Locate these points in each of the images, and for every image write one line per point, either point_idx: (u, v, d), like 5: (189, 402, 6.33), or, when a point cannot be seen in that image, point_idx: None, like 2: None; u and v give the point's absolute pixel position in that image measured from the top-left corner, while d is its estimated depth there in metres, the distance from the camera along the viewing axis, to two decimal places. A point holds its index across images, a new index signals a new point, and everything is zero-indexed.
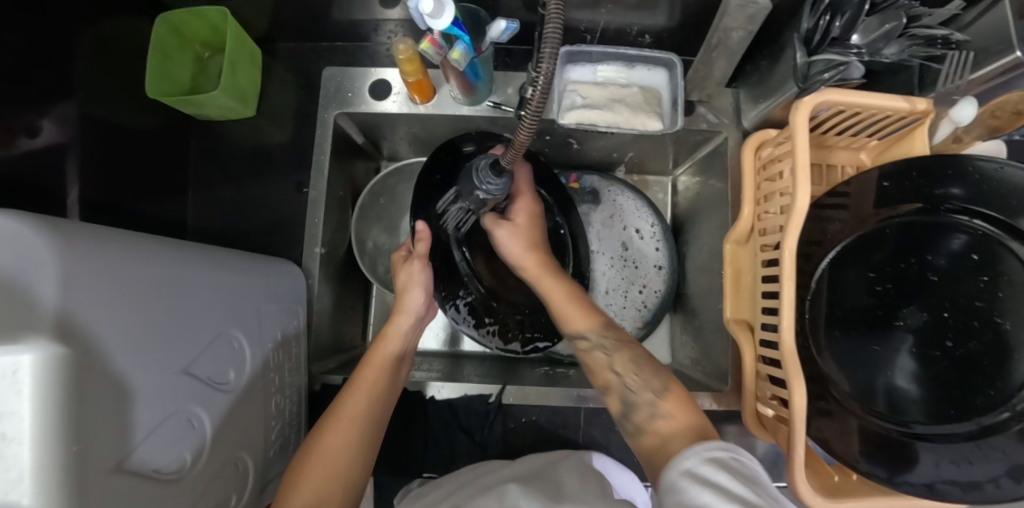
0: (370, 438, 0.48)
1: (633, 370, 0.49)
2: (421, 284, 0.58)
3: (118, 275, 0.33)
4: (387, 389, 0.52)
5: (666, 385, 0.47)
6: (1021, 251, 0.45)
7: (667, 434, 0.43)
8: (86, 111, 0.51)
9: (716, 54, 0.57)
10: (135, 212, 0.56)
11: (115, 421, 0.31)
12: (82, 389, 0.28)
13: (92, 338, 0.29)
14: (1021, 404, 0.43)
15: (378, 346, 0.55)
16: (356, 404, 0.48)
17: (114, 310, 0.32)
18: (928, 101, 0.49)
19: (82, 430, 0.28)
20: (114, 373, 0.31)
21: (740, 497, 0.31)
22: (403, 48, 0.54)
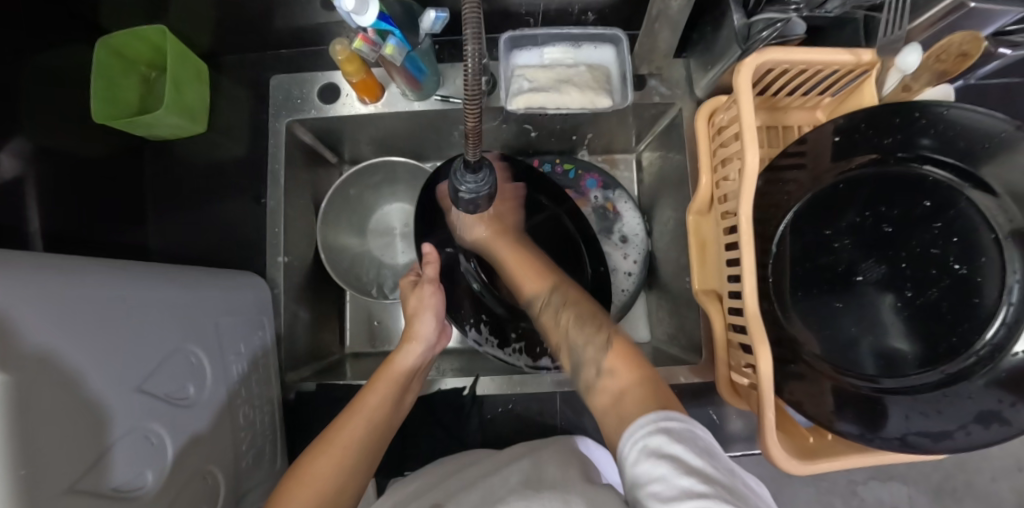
0: (361, 471, 0.45)
1: (575, 328, 0.53)
2: (432, 309, 0.58)
3: (58, 298, 0.33)
4: (388, 419, 0.50)
5: (608, 340, 0.49)
6: (976, 196, 0.44)
7: (614, 390, 0.42)
8: (37, 143, 0.51)
9: (658, 25, 0.57)
10: (95, 239, 0.56)
11: (67, 442, 0.31)
12: (28, 411, 0.28)
13: (36, 360, 0.29)
14: (984, 348, 0.43)
15: (381, 374, 0.53)
16: (352, 433, 0.47)
17: (55, 333, 0.32)
18: (872, 52, 0.48)
19: (30, 452, 0.28)
20: (60, 396, 0.31)
21: (697, 469, 0.30)
22: (340, 49, 0.53)
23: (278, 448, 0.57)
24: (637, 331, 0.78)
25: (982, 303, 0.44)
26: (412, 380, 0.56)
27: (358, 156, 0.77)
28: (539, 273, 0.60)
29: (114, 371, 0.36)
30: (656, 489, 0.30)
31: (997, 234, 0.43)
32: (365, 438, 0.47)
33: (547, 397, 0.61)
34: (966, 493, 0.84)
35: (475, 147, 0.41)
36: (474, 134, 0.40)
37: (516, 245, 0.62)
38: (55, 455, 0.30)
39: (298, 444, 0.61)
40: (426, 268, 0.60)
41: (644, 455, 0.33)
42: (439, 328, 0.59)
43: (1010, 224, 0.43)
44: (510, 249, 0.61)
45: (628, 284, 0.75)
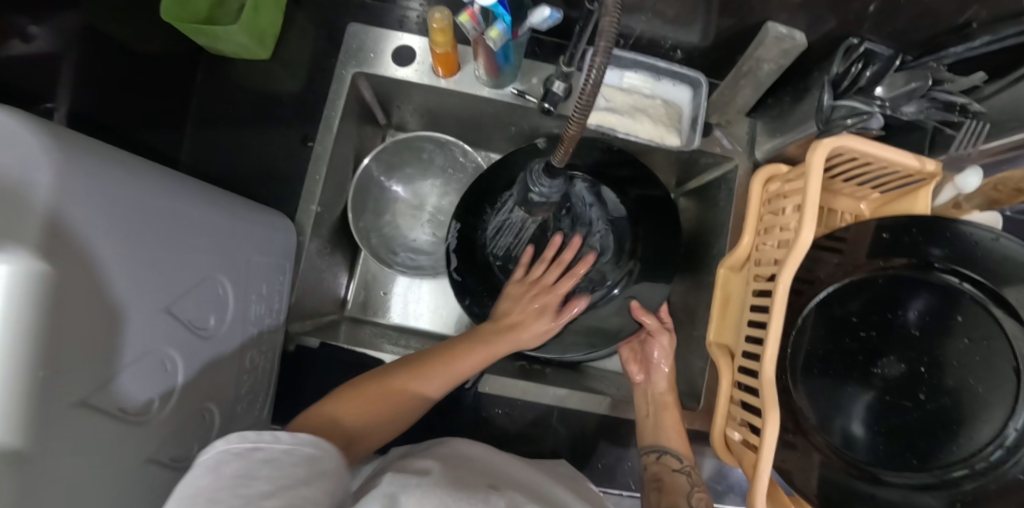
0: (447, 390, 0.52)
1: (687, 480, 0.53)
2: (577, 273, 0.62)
3: (108, 199, 0.31)
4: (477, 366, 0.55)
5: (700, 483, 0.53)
6: (1003, 319, 0.46)
7: None
8: (88, 24, 0.49)
9: (743, 82, 0.58)
10: (128, 137, 0.53)
11: (89, 351, 0.29)
12: (58, 311, 0.26)
13: (76, 259, 0.27)
14: (980, 463, 0.45)
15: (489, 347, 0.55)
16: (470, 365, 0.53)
17: (103, 235, 0.30)
18: (937, 164, 0.51)
19: (52, 354, 0.26)
20: (93, 303, 0.29)
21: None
22: (438, 17, 0.53)
23: (268, 398, 0.55)
24: None
25: (987, 421, 0.46)
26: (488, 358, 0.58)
27: (409, 124, 0.75)
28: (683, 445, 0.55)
29: (148, 287, 0.34)
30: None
31: (1017, 363, 0.45)
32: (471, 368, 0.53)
33: (545, 410, 0.62)
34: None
35: (567, 151, 0.40)
36: (569, 140, 0.39)
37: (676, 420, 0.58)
38: (75, 364, 0.28)
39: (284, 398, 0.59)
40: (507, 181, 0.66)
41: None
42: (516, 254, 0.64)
43: None
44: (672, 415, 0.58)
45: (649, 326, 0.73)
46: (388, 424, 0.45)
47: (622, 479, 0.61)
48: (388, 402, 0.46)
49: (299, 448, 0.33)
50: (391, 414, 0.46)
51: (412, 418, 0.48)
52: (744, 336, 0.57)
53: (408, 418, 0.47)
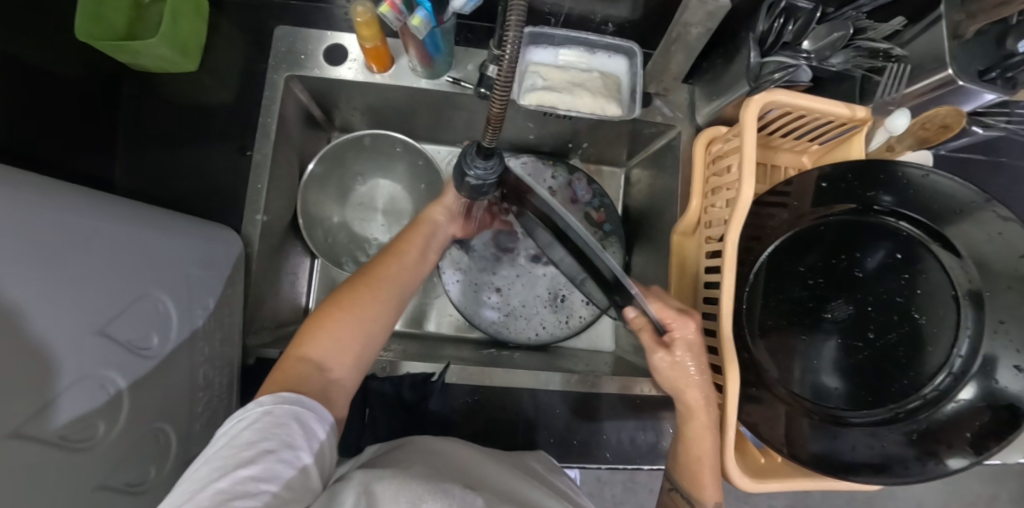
0: (399, 304, 0.47)
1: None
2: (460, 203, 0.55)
3: (16, 224, 0.30)
4: (419, 268, 0.51)
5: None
6: (941, 254, 0.48)
7: None
8: (1, 49, 0.46)
9: (674, 49, 0.59)
10: (58, 163, 0.52)
11: (14, 378, 0.28)
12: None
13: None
14: (931, 392, 0.46)
15: (410, 231, 0.52)
16: (387, 270, 0.48)
17: (9, 258, 0.28)
18: (867, 109, 0.52)
19: None
20: (11, 330, 0.28)
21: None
22: (361, 11, 0.52)
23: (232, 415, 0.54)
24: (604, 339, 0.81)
25: (933, 352, 0.47)
26: (438, 243, 0.55)
27: (352, 124, 0.75)
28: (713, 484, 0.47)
29: (75, 309, 0.33)
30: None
31: (956, 291, 0.47)
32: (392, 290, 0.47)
33: (515, 393, 0.62)
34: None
35: (494, 133, 0.40)
36: (495, 120, 0.39)
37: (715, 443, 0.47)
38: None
39: None
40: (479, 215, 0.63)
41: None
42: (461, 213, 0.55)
43: (969, 285, 0.46)
44: (711, 439, 0.46)
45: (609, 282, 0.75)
46: (314, 381, 0.39)
47: (598, 452, 0.62)
48: (334, 328, 0.42)
49: (281, 421, 0.33)
50: (356, 338, 0.43)
51: (327, 364, 0.41)
52: (702, 298, 0.58)
53: (325, 366, 0.41)
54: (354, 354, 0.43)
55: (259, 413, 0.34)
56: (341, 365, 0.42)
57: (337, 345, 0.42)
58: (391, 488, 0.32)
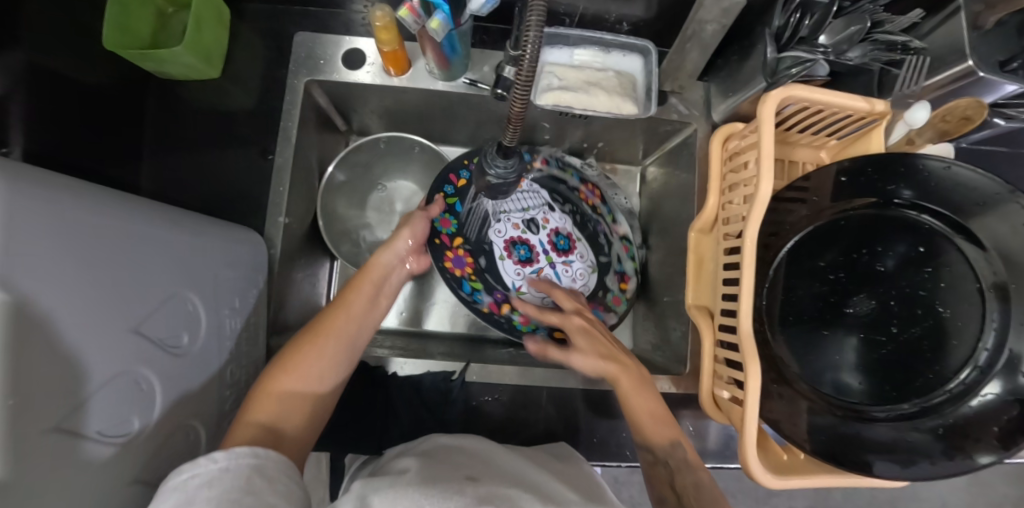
0: (348, 355, 0.49)
1: (686, 476, 0.46)
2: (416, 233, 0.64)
3: (60, 225, 0.31)
4: (369, 315, 0.54)
5: (677, 443, 0.48)
6: (964, 246, 0.47)
7: None
8: (35, 59, 0.48)
9: (689, 46, 0.59)
10: (88, 169, 0.53)
11: (55, 375, 0.29)
12: (16, 335, 0.26)
13: (29, 280, 0.27)
14: (956, 386, 0.46)
15: (359, 279, 0.56)
16: (335, 322, 0.50)
17: (53, 258, 0.29)
18: (886, 103, 0.52)
19: (18, 383, 0.26)
20: (54, 328, 0.29)
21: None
22: (380, 15, 0.53)
23: None
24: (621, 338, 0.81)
25: (958, 344, 0.46)
26: (386, 288, 0.59)
27: (369, 127, 0.76)
28: (659, 423, 0.48)
29: (110, 308, 0.34)
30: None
31: (980, 284, 0.46)
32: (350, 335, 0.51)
33: (534, 391, 0.62)
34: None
35: (515, 131, 0.41)
36: (516, 119, 0.40)
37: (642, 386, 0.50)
38: (41, 388, 0.27)
39: None
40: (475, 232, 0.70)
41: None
42: (411, 250, 0.63)
43: (993, 277, 0.46)
44: (638, 391, 0.50)
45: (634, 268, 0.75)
46: (264, 435, 0.40)
47: (619, 451, 0.62)
48: (283, 383, 0.44)
49: (240, 475, 0.31)
50: (305, 391, 0.45)
51: (276, 420, 0.42)
52: (721, 295, 0.58)
53: (275, 422, 0.41)
54: (304, 407, 0.44)
55: (214, 471, 0.31)
56: (294, 417, 0.43)
57: (288, 402, 0.43)
58: (388, 499, 0.34)
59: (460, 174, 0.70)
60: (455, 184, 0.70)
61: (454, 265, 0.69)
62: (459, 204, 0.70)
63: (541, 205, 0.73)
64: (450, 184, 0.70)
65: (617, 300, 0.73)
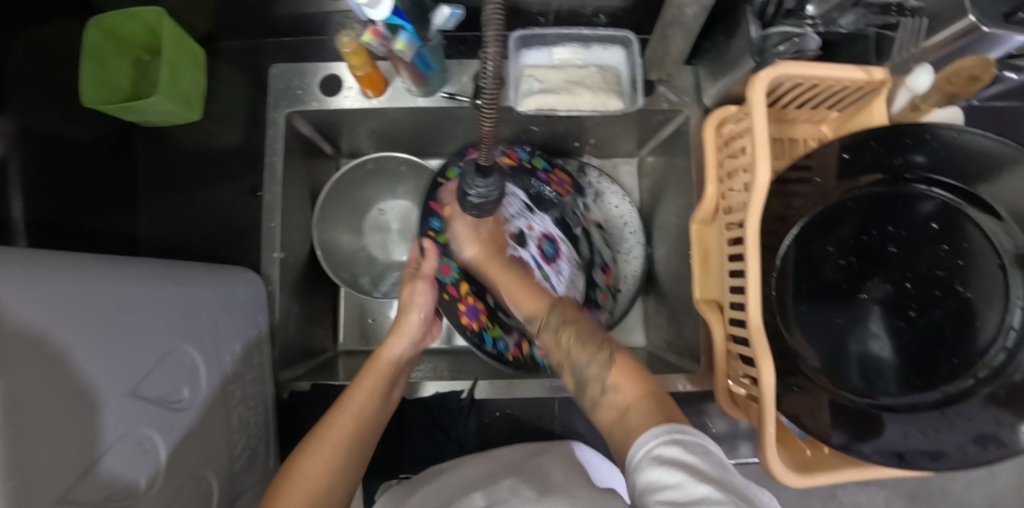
0: (359, 457, 0.47)
1: (577, 345, 0.49)
2: (419, 306, 0.61)
3: (54, 297, 0.31)
4: (378, 412, 0.51)
5: (611, 356, 0.46)
6: (980, 218, 0.45)
7: (621, 406, 0.41)
8: (24, 125, 0.49)
9: (671, 32, 0.56)
10: (86, 227, 0.54)
11: (61, 448, 0.29)
12: (22, 421, 0.25)
13: (32, 362, 0.27)
14: (983, 371, 0.44)
15: (368, 370, 0.54)
16: (343, 427, 0.47)
17: (49, 334, 0.29)
18: (884, 70, 0.48)
19: (24, 465, 0.25)
20: (56, 403, 0.29)
21: (710, 477, 0.30)
22: (347, 41, 0.52)
23: (271, 451, 0.57)
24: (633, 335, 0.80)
25: (983, 326, 0.44)
26: (397, 378, 0.56)
27: (357, 149, 0.76)
28: (534, 293, 0.56)
29: (107, 376, 0.34)
30: (668, 495, 0.29)
31: (1003, 260, 0.44)
32: (360, 431, 0.48)
33: (546, 403, 0.62)
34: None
35: (488, 149, 0.39)
36: (488, 137, 0.38)
37: (508, 267, 0.59)
38: (49, 469, 0.27)
39: (290, 443, 0.61)
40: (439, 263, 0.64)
41: (655, 463, 0.33)
42: (423, 326, 0.60)
43: (1015, 249, 0.43)
44: (506, 272, 0.58)
45: (632, 278, 0.76)
46: None
47: None
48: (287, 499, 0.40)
49: None
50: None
51: None
52: (728, 288, 0.56)
53: None
54: None
55: None
56: None
57: None
58: None
59: (439, 195, 0.65)
60: (440, 215, 0.65)
61: (466, 316, 0.65)
62: (451, 240, 0.65)
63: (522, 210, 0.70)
64: (435, 218, 0.66)
65: (605, 296, 0.74)
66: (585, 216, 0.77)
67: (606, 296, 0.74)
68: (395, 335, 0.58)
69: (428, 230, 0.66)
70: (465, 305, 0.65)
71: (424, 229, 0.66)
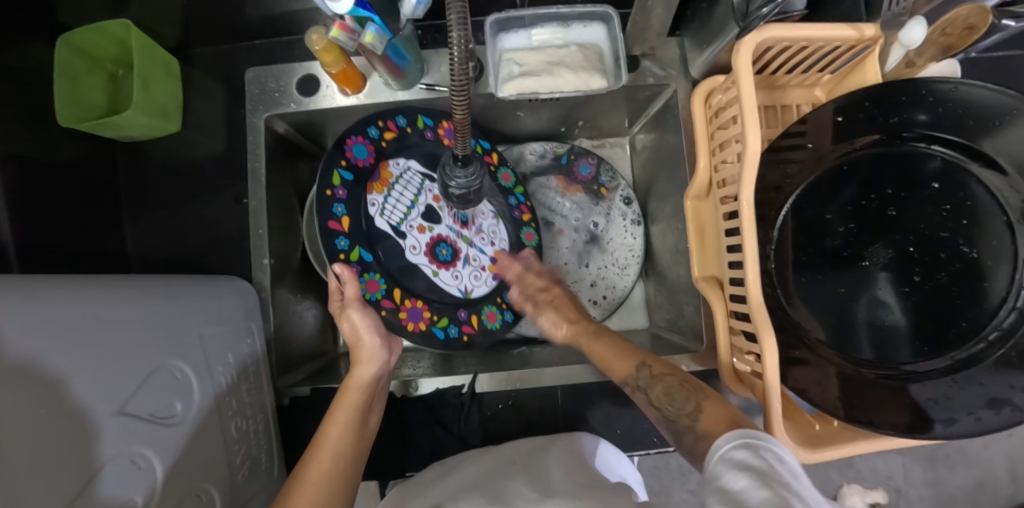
0: (343, 487, 0.43)
1: (663, 392, 0.46)
2: (368, 329, 0.55)
3: (32, 317, 0.30)
4: (359, 442, 0.48)
5: (700, 404, 0.42)
6: (982, 174, 0.43)
7: (699, 432, 0.39)
8: (7, 150, 0.48)
9: (651, 3, 0.54)
10: (74, 247, 0.54)
11: (53, 472, 0.28)
12: (5, 449, 0.25)
13: (11, 387, 0.26)
14: (993, 333, 0.42)
15: (339, 402, 0.50)
16: (321, 463, 0.44)
17: (31, 358, 0.28)
18: (875, 26, 0.46)
19: (14, 493, 0.25)
20: (42, 427, 0.28)
21: (775, 482, 0.27)
22: (317, 38, 0.51)
23: (273, 456, 0.56)
24: (635, 317, 0.79)
25: (990, 286, 0.43)
26: (373, 404, 0.53)
27: None
28: (623, 358, 0.52)
29: (94, 396, 0.33)
30: (726, 495, 0.28)
31: (1008, 216, 0.42)
32: (341, 467, 0.44)
33: (548, 392, 0.61)
34: (990, 486, 0.80)
35: (464, 141, 0.38)
36: (463, 126, 0.36)
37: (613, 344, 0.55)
38: (42, 495, 0.27)
39: (294, 448, 0.61)
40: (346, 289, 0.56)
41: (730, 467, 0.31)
42: (387, 350, 0.56)
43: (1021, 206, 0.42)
44: (606, 348, 0.55)
45: (630, 265, 0.77)
46: None
47: (643, 438, 0.60)
48: None
49: None
50: None
51: None
52: (726, 262, 0.54)
53: None
54: None
55: None
56: None
57: None
58: None
59: (337, 212, 0.59)
60: (345, 232, 0.59)
61: (412, 320, 0.63)
62: (366, 253, 0.61)
63: (424, 189, 0.67)
64: (342, 236, 0.59)
65: (530, 235, 0.73)
66: (489, 159, 0.70)
67: (530, 232, 0.73)
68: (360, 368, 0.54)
69: (338, 251, 0.58)
70: (407, 311, 0.63)
71: (331, 254, 0.58)
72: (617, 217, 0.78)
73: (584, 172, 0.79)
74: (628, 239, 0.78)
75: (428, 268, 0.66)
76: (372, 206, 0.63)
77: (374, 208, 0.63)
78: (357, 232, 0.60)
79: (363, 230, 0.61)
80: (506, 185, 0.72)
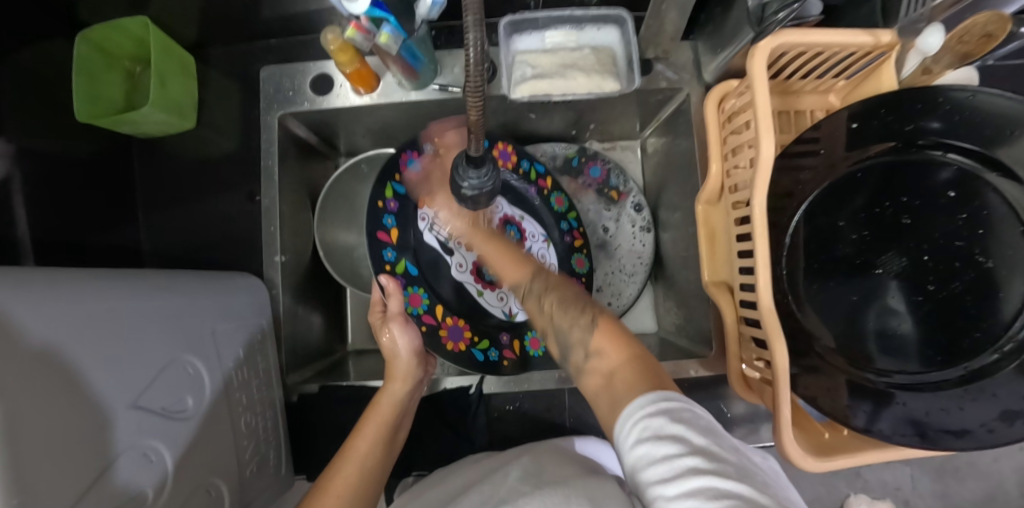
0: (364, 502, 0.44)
1: (559, 311, 0.46)
2: (406, 345, 0.57)
3: (49, 310, 0.30)
4: (384, 457, 0.48)
5: (592, 320, 0.43)
6: (999, 184, 0.42)
7: (604, 372, 0.38)
8: (25, 145, 0.49)
9: (665, 7, 0.54)
10: (89, 242, 0.55)
11: (68, 464, 0.28)
12: (24, 440, 0.25)
13: (29, 378, 0.26)
14: (1008, 344, 0.42)
15: (369, 415, 0.51)
16: (347, 476, 0.44)
17: (49, 350, 0.29)
18: (892, 32, 0.46)
19: (31, 484, 0.25)
20: (58, 418, 0.28)
21: (701, 448, 0.28)
22: (332, 38, 0.51)
23: (282, 452, 0.57)
24: (643, 321, 0.79)
25: (1006, 297, 0.42)
26: (402, 421, 0.53)
27: (354, 148, 0.75)
28: (519, 262, 0.55)
29: (108, 388, 0.33)
30: (658, 471, 0.28)
31: None
32: (364, 482, 0.45)
33: (555, 395, 0.61)
34: (1000, 500, 0.79)
35: (478, 142, 0.38)
36: (477, 127, 0.36)
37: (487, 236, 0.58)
38: (57, 487, 0.27)
39: (302, 444, 0.61)
40: (389, 302, 0.58)
41: (644, 437, 0.30)
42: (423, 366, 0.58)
43: None
44: (484, 240, 0.58)
45: (639, 270, 0.76)
46: None
47: None
48: None
49: None
50: None
51: None
52: (737, 268, 0.54)
53: None
54: None
55: None
56: None
57: None
58: None
59: (386, 223, 0.62)
60: (392, 244, 0.63)
61: (451, 340, 0.62)
62: (412, 266, 0.63)
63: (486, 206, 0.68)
64: (389, 248, 0.62)
65: (581, 261, 0.72)
66: (542, 184, 0.73)
67: (581, 259, 0.72)
68: (393, 383, 0.55)
69: (384, 264, 0.61)
70: (448, 329, 0.63)
71: (379, 264, 0.62)
72: (626, 222, 0.78)
73: (594, 175, 0.79)
74: (637, 245, 0.77)
75: (473, 287, 0.65)
76: (420, 221, 0.63)
77: (423, 222, 0.64)
78: (405, 245, 0.63)
79: (410, 244, 0.64)
80: (557, 208, 0.73)
